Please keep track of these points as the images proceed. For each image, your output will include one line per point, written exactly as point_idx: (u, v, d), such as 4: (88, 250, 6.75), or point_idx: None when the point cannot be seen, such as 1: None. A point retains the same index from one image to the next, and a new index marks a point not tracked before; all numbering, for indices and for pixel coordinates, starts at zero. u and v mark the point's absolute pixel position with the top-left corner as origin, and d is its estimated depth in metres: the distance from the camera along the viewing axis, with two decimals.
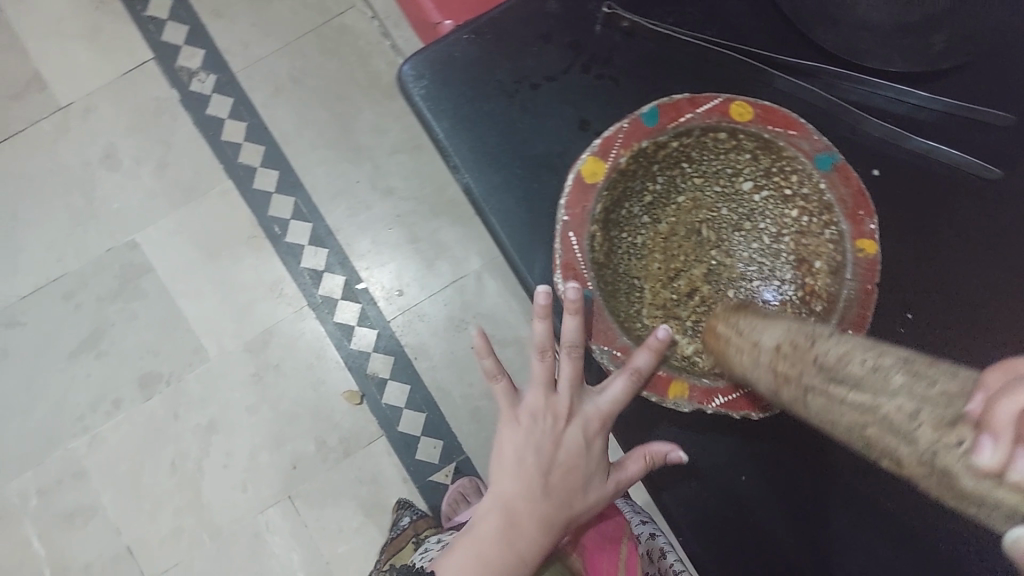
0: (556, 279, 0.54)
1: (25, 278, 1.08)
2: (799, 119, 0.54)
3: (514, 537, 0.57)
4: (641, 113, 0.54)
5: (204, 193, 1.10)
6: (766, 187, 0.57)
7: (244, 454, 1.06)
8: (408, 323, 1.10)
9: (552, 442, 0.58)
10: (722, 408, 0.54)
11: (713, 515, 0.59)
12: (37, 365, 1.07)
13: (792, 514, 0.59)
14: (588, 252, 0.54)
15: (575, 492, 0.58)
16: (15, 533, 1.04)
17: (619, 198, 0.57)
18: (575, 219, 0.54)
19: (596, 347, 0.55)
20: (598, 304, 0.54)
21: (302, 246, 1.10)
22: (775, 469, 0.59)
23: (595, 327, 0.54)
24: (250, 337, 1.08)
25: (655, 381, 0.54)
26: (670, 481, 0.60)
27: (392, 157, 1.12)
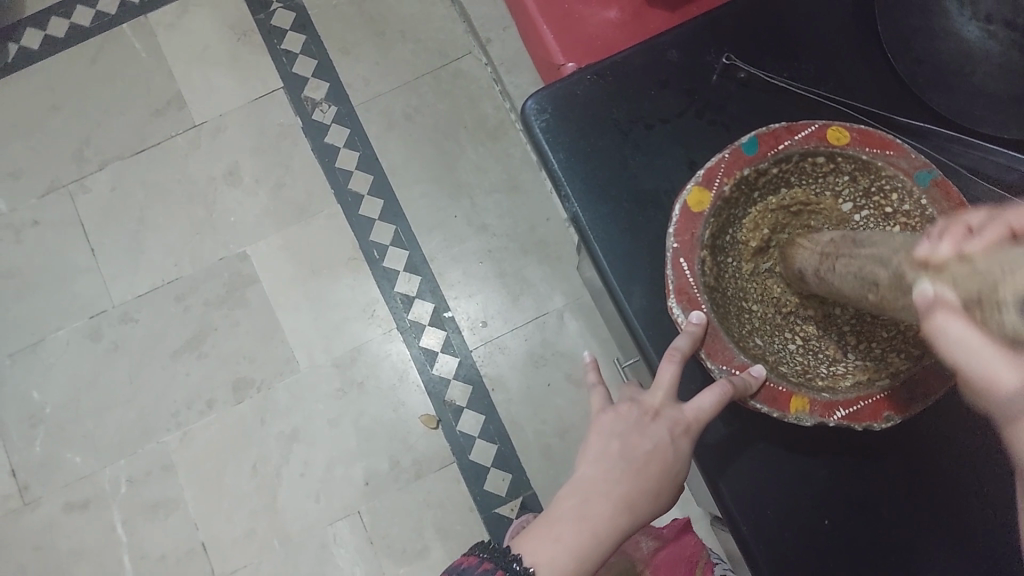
0: (671, 304, 0.55)
1: (143, 278, 1.16)
2: (896, 140, 0.55)
3: (589, 519, 0.52)
4: (739, 144, 0.56)
5: (313, 214, 1.17)
6: (867, 206, 0.58)
7: (321, 465, 1.09)
8: (489, 354, 1.12)
9: (642, 430, 0.56)
10: (845, 420, 0.54)
11: (796, 556, 0.62)
12: (142, 360, 1.14)
13: (877, 560, 0.61)
14: (699, 276, 0.56)
15: (658, 486, 0.54)
16: (102, 516, 1.09)
17: (723, 224, 0.58)
18: (684, 246, 0.56)
19: (714, 366, 0.55)
20: (712, 326, 0.55)
21: (397, 271, 1.15)
22: (856, 516, 0.62)
23: (711, 346, 0.55)
24: (340, 353, 1.13)
25: (775, 396, 0.53)
26: (753, 517, 0.62)
27: (489, 196, 1.17)
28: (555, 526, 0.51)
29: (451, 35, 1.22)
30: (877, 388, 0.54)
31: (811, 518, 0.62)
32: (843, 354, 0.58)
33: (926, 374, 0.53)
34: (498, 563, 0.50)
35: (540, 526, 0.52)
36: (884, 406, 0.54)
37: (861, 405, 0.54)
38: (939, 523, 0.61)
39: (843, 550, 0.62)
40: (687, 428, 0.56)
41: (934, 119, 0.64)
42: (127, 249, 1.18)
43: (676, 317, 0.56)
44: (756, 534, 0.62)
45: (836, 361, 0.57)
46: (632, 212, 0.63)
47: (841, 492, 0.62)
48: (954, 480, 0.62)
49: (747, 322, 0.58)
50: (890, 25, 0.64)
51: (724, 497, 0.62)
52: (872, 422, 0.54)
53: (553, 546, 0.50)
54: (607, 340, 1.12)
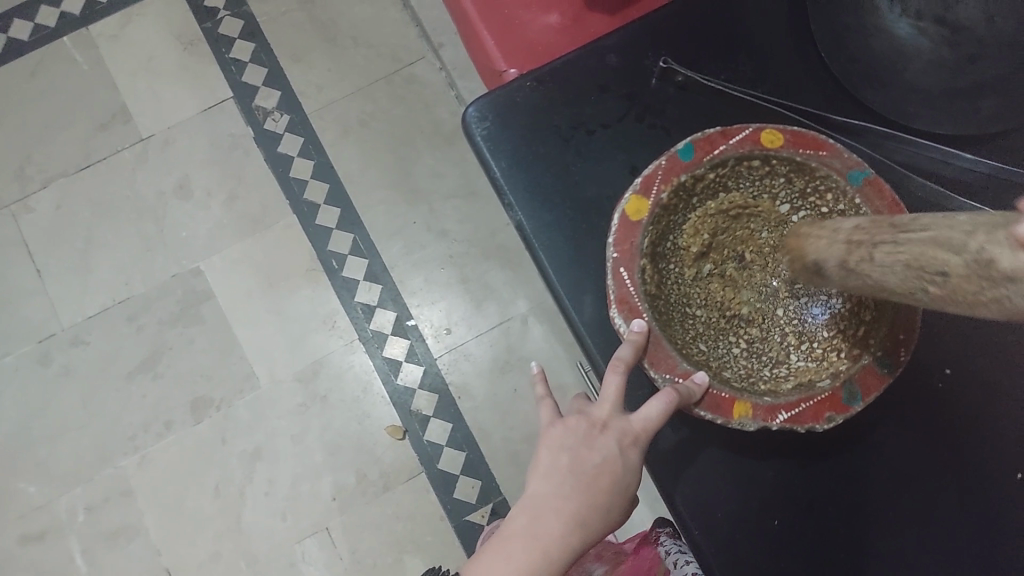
0: (613, 314, 0.55)
1: (94, 298, 1.13)
2: (829, 141, 0.55)
3: (536, 540, 0.50)
4: (676, 150, 0.56)
5: (268, 226, 1.15)
6: (804, 208, 0.59)
7: (286, 482, 1.07)
8: (454, 361, 1.11)
9: (591, 442, 0.55)
10: (788, 423, 0.53)
11: (747, 558, 0.61)
12: (97, 383, 1.11)
13: (827, 558, 0.61)
14: (639, 284, 0.55)
15: (610, 501, 0.53)
16: (60, 547, 1.06)
17: (664, 231, 0.58)
18: (624, 256, 0.55)
19: (658, 375, 0.54)
20: (654, 334, 0.55)
21: (357, 281, 1.13)
22: (804, 515, 0.62)
23: (654, 355, 0.55)
24: (302, 367, 1.10)
25: (718, 402, 0.54)
26: (704, 520, 0.62)
27: (448, 201, 1.16)
28: (508, 548, 0.50)
29: (403, 39, 1.20)
30: (821, 390, 0.54)
31: (765, 522, 0.62)
32: (786, 355, 0.58)
33: (865, 373, 0.54)
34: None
35: (491, 550, 0.51)
36: (826, 407, 0.53)
37: (803, 407, 0.53)
38: (887, 518, 0.61)
39: (798, 555, 0.61)
40: (636, 438, 0.55)
41: (872, 119, 0.65)
42: (75, 269, 1.14)
43: (618, 327, 0.55)
44: (711, 541, 0.62)
45: (779, 363, 0.58)
46: (575, 221, 0.62)
47: (790, 493, 0.62)
48: (908, 481, 0.62)
49: (691, 326, 0.59)
50: (823, 23, 0.64)
51: (679, 506, 0.62)
52: (815, 423, 0.53)
53: (500, 570, 0.49)
54: (572, 342, 1.11)
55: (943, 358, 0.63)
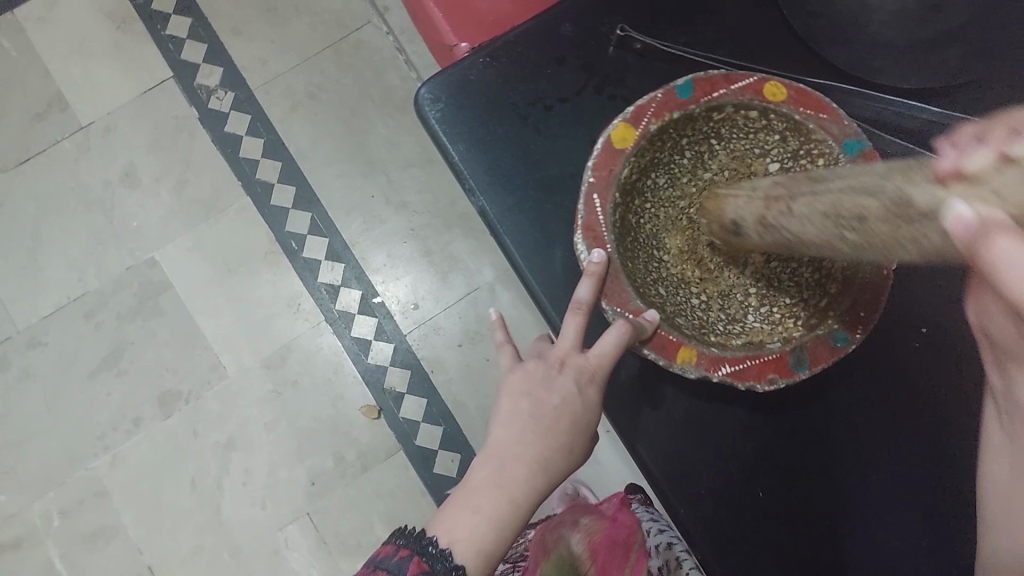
0: (576, 239, 0.53)
1: (46, 298, 1.09)
2: (831, 104, 0.52)
3: (506, 482, 0.51)
4: (675, 86, 0.53)
5: (222, 210, 1.11)
6: (794, 171, 0.55)
7: (264, 470, 1.05)
8: (424, 337, 1.10)
9: (547, 381, 0.55)
10: (729, 377, 0.51)
11: (731, 530, 0.62)
12: (59, 384, 1.07)
13: (810, 527, 0.61)
14: (610, 214, 0.53)
15: (569, 441, 0.54)
16: (38, 553, 1.04)
17: (646, 167, 0.56)
18: (600, 182, 0.53)
19: (608, 308, 0.53)
20: (614, 266, 0.52)
21: (318, 262, 1.10)
22: (786, 485, 0.62)
23: (608, 288, 0.53)
24: (268, 354, 1.08)
25: (663, 343, 0.51)
26: (683, 497, 0.62)
27: (406, 171, 1.12)
28: (474, 499, 0.49)
29: (346, 3, 1.15)
30: (768, 350, 0.52)
31: (748, 495, 0.62)
32: (743, 314, 0.56)
33: (818, 342, 0.51)
34: (412, 548, 0.46)
35: (459, 502, 0.50)
36: (770, 367, 0.51)
37: (749, 364, 0.51)
38: (866, 483, 0.61)
39: (788, 531, 0.61)
40: (592, 373, 0.55)
41: (835, 77, 0.63)
42: (24, 268, 1.09)
43: (579, 254, 0.53)
44: (699, 521, 0.62)
45: (736, 321, 0.56)
46: (539, 202, 0.62)
47: (771, 464, 0.62)
48: (903, 447, 0.61)
49: (657, 266, 0.57)
50: None
51: (661, 485, 0.62)
52: (756, 382, 0.51)
53: (471, 519, 0.49)
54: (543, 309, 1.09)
55: (920, 316, 0.62)
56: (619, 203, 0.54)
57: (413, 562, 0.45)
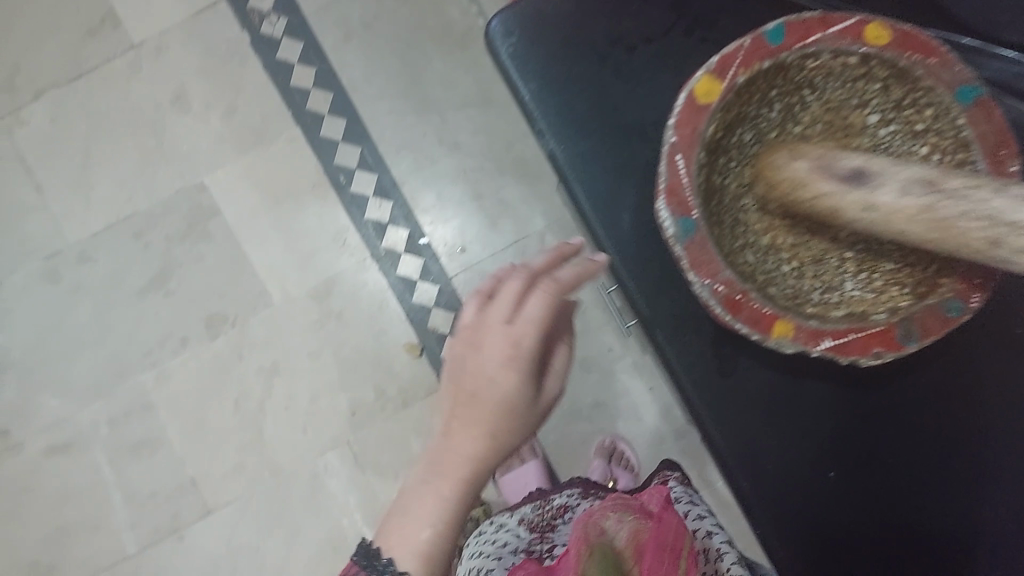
0: (659, 205, 0.52)
1: (96, 214, 1.10)
2: (939, 46, 0.50)
3: (452, 470, 0.51)
4: (765, 31, 0.51)
5: (272, 139, 1.10)
6: (895, 121, 0.54)
7: (306, 397, 1.09)
8: (469, 281, 1.10)
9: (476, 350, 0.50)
10: (831, 351, 0.52)
11: (797, 509, 0.61)
12: (108, 300, 1.10)
13: (877, 507, 0.61)
14: (694, 178, 0.52)
15: (505, 426, 0.50)
16: (87, 458, 1.09)
17: (733, 123, 0.55)
18: (683, 141, 0.52)
19: (697, 279, 0.52)
20: (703, 235, 0.52)
21: (367, 198, 1.10)
22: (855, 465, 0.61)
23: (695, 257, 0.52)
24: (314, 285, 1.09)
25: (758, 319, 0.51)
26: (751, 472, 0.61)
27: (460, 111, 1.10)
28: (420, 477, 0.52)
29: None
30: (871, 323, 0.52)
31: (817, 473, 0.61)
32: (839, 281, 0.57)
33: (928, 313, 0.51)
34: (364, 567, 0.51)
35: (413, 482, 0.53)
36: (874, 342, 0.51)
37: (851, 338, 0.51)
38: (940, 467, 0.60)
39: (850, 505, 0.61)
40: (513, 352, 0.49)
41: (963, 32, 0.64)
42: (74, 182, 1.10)
43: (662, 220, 0.52)
44: (760, 489, 0.61)
45: (831, 288, 0.56)
46: (613, 148, 0.61)
47: (843, 443, 0.61)
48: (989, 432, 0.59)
49: (745, 235, 0.58)
50: None
51: (727, 459, 0.61)
52: (859, 357, 0.51)
53: (417, 495, 0.52)
54: None
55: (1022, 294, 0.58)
56: (703, 164, 0.53)
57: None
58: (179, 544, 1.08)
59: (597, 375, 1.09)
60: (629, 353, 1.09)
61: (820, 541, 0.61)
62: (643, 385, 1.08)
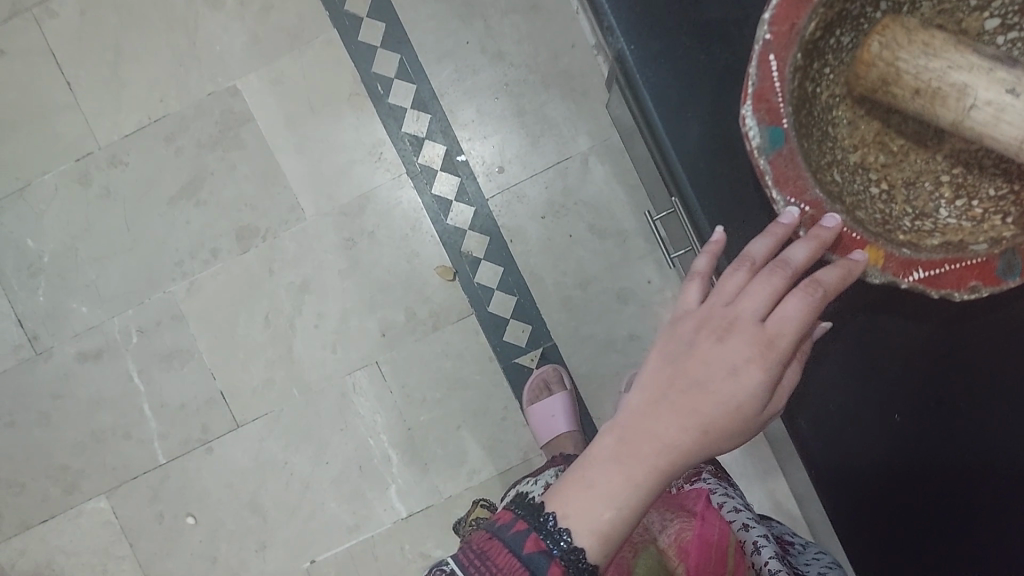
0: (745, 111, 0.44)
1: (127, 117, 1.06)
2: None
3: (635, 456, 0.44)
4: None
5: (307, 42, 1.04)
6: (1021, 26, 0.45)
7: (336, 315, 1.06)
8: (507, 203, 1.05)
9: (717, 337, 0.45)
10: (921, 284, 0.44)
11: (855, 454, 0.56)
12: (138, 206, 1.07)
13: (950, 461, 0.54)
14: (788, 82, 0.43)
15: (724, 426, 0.44)
16: (118, 366, 1.09)
17: (834, 21, 0.45)
18: (779, 41, 0.43)
19: (782, 199, 0.45)
20: (793, 149, 0.44)
21: (404, 110, 1.05)
22: (929, 412, 0.55)
23: (780, 175, 0.45)
24: (347, 201, 1.05)
25: (843, 245, 0.45)
26: (807, 407, 0.57)
27: (506, 19, 1.03)
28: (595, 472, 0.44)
29: None
30: (973, 254, 0.43)
31: (882, 417, 0.56)
32: (934, 207, 0.48)
33: None
34: (531, 523, 0.42)
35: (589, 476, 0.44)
36: (973, 275, 0.43)
37: (946, 270, 0.44)
38: None
39: (920, 461, 0.55)
40: (762, 342, 0.44)
41: None
42: (104, 82, 1.06)
43: (747, 129, 0.44)
44: (818, 433, 0.57)
45: (925, 216, 0.48)
46: (690, 49, 0.54)
47: (919, 387, 0.55)
48: None
49: (830, 151, 0.48)
50: None
51: (786, 393, 0.57)
52: (954, 292, 0.44)
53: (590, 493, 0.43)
54: (636, 186, 1.03)
55: None
56: (797, 68, 0.44)
57: (557, 562, 0.40)
58: (208, 456, 1.08)
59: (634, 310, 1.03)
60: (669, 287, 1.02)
61: (878, 490, 0.56)
62: None
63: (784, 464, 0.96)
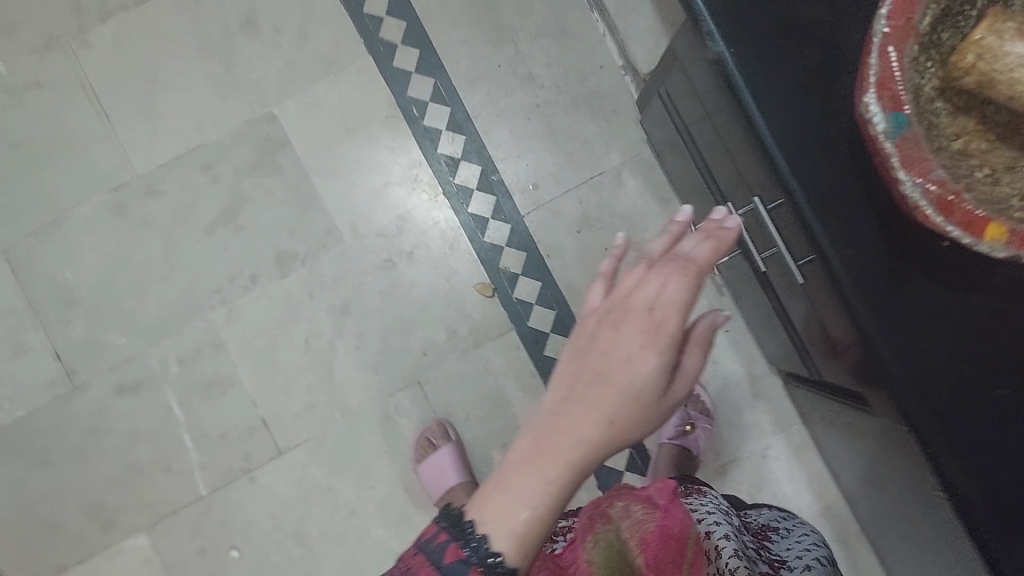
0: (866, 100, 0.39)
1: (164, 147, 1.07)
2: None
3: (553, 450, 0.40)
4: None
5: (342, 68, 1.06)
6: None
7: (376, 337, 1.06)
8: (543, 219, 1.06)
9: (614, 329, 0.44)
10: None
11: (998, 458, 0.47)
12: (176, 234, 1.07)
13: None
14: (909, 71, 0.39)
15: (630, 414, 0.42)
16: (156, 397, 1.08)
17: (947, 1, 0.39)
18: (899, 31, 0.38)
19: (907, 180, 0.39)
20: (917, 132, 0.39)
21: (439, 131, 1.06)
22: None
23: (903, 155, 0.39)
24: (385, 222, 1.06)
25: (971, 222, 0.38)
26: (935, 411, 0.48)
27: (536, 41, 1.06)
28: (526, 482, 0.39)
29: None
30: None
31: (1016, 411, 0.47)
32: None
33: None
34: (454, 533, 0.39)
35: (514, 488, 0.39)
36: None
37: None
38: None
39: None
40: (649, 329, 0.43)
41: None
42: (141, 114, 1.07)
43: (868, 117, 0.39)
44: (949, 439, 0.48)
45: None
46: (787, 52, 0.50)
47: None
48: None
49: (938, 138, 0.41)
50: None
51: (908, 402, 0.49)
52: None
53: (516, 498, 0.39)
54: (669, 199, 1.05)
55: None
56: (914, 60, 0.40)
57: (471, 569, 0.38)
58: (250, 484, 1.07)
59: None
60: (706, 296, 1.04)
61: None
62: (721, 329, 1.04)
63: (831, 466, 0.97)
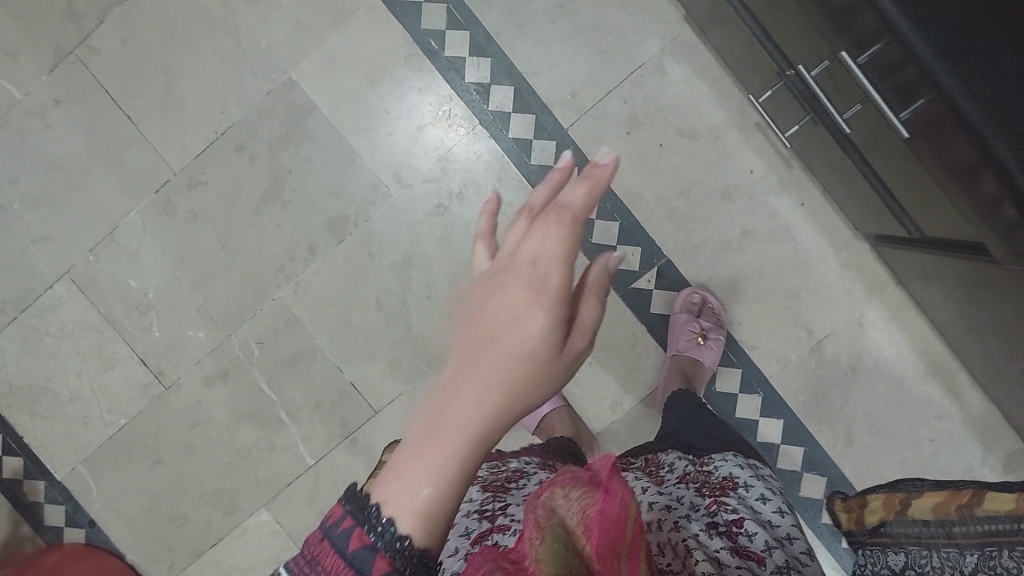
0: None
1: (195, 136, 1.05)
2: None
3: (446, 420, 0.37)
4: None
5: (351, 15, 1.02)
6: None
7: (445, 282, 1.05)
8: (587, 129, 1.01)
9: (498, 287, 0.41)
10: None
11: None
12: (227, 221, 1.07)
13: None
14: None
15: (529, 373, 0.39)
16: (247, 382, 1.10)
17: None
18: None
19: None
20: None
21: (463, 59, 1.01)
22: None
23: None
24: (429, 165, 1.03)
25: None
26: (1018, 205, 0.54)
27: None
28: (419, 464, 0.36)
29: None
30: None
31: None
32: None
33: None
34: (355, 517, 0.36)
35: (406, 471, 0.36)
36: None
37: None
38: None
39: None
40: (536, 287, 0.40)
41: None
42: (164, 107, 1.05)
43: None
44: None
45: None
46: None
47: None
48: None
49: None
50: None
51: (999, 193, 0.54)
52: None
53: (414, 479, 0.36)
54: (718, 76, 0.98)
55: None
56: None
57: (380, 557, 0.34)
58: (355, 448, 1.09)
59: (743, 204, 0.99)
60: (773, 173, 0.98)
61: None
62: (793, 203, 0.98)
63: (937, 321, 0.92)
